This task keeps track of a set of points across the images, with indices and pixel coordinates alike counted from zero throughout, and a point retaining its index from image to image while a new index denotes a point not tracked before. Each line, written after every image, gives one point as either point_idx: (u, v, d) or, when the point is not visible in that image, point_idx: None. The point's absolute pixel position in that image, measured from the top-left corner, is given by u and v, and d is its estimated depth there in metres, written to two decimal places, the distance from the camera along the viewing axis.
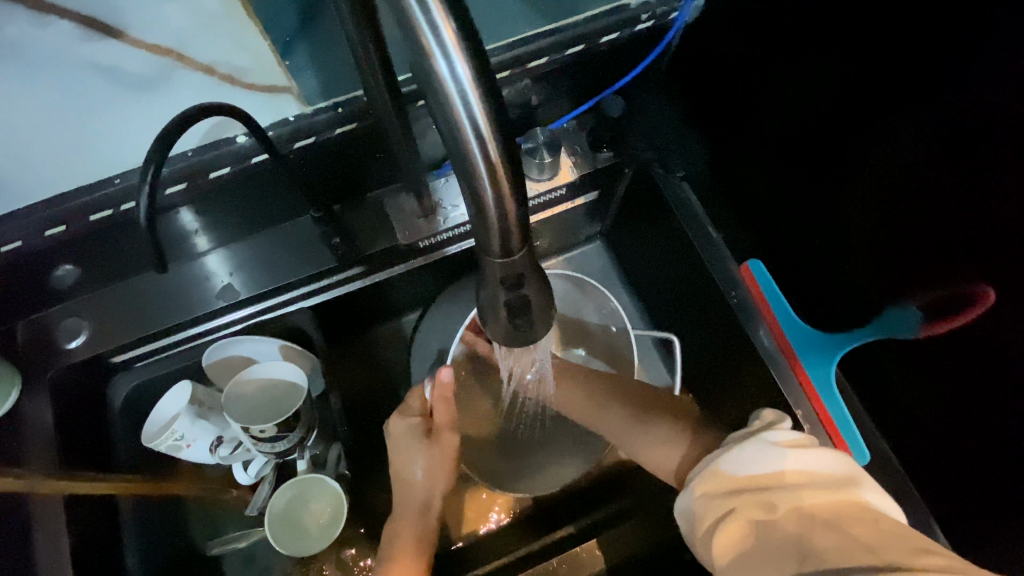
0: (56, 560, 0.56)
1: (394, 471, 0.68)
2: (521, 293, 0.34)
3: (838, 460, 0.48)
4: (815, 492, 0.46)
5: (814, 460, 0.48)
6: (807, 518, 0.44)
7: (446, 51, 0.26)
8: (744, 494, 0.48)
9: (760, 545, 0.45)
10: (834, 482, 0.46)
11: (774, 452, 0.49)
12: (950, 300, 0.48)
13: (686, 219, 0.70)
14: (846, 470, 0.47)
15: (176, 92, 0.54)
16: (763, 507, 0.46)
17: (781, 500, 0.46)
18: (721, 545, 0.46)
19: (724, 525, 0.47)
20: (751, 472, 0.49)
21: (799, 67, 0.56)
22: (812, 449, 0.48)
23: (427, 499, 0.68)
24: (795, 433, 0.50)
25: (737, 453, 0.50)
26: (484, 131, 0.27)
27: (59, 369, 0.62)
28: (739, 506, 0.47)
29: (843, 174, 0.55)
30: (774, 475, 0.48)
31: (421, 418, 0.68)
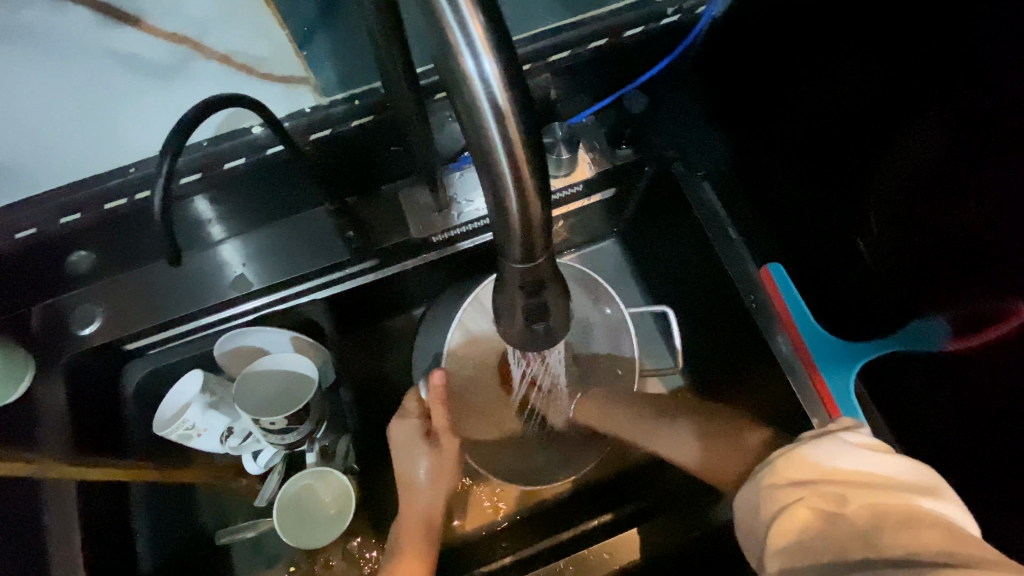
0: (69, 542, 0.56)
1: (397, 475, 0.70)
2: (542, 298, 0.33)
3: (919, 470, 0.42)
4: (890, 493, 0.41)
5: (891, 465, 0.43)
6: (879, 515, 0.39)
7: (474, 48, 0.25)
8: (809, 484, 0.43)
9: (824, 535, 0.40)
10: (913, 488, 0.41)
11: (846, 451, 0.44)
12: (977, 314, 0.47)
13: (707, 219, 0.68)
14: (926, 480, 0.42)
15: (192, 83, 0.53)
16: (829, 501, 0.41)
17: (855, 496, 0.41)
18: (779, 531, 0.42)
19: (788, 512, 0.42)
20: (824, 466, 0.44)
21: (831, 65, 0.54)
22: (887, 454, 0.44)
23: (435, 504, 0.69)
24: (869, 439, 0.46)
25: (806, 445, 0.46)
26: (510, 131, 0.26)
27: (73, 354, 0.62)
28: (803, 494, 0.43)
29: (874, 179, 0.53)
30: (845, 473, 0.43)
31: (421, 420, 0.70)
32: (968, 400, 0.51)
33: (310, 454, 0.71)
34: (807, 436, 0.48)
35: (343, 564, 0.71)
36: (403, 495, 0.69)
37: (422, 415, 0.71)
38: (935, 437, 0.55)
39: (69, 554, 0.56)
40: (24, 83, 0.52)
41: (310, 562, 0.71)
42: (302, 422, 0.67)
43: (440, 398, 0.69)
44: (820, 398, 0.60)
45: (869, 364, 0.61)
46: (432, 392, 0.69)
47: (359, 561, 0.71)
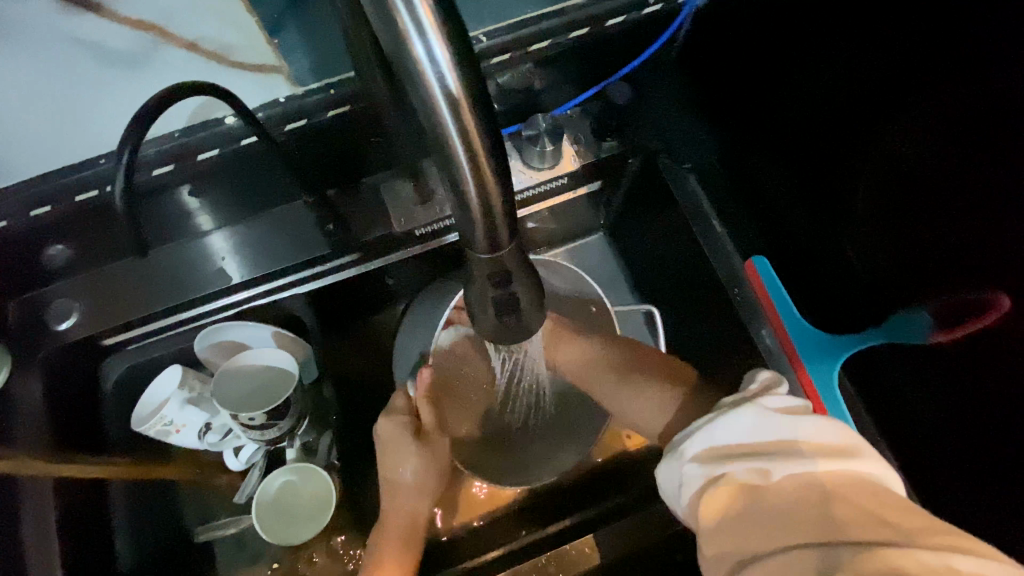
0: (43, 540, 0.56)
1: (383, 473, 0.68)
2: (511, 290, 0.32)
3: (837, 429, 0.42)
4: (812, 462, 0.41)
5: (806, 428, 0.42)
6: (802, 488, 0.40)
7: (424, 32, 0.23)
8: (734, 460, 0.44)
9: (751, 512, 0.41)
10: (836, 451, 0.41)
11: (767, 421, 0.44)
12: (958, 304, 0.46)
13: (691, 213, 0.68)
14: (849, 441, 0.41)
15: (160, 73, 0.52)
16: (754, 477, 0.42)
17: (777, 470, 0.41)
18: (707, 508, 0.43)
19: (716, 489, 0.43)
20: (744, 440, 0.44)
21: (815, 55, 0.53)
22: (803, 416, 0.43)
23: (419, 505, 0.68)
24: (786, 401, 0.46)
25: (727, 420, 0.46)
26: (464, 119, 0.25)
27: (50, 351, 0.61)
28: (729, 473, 0.43)
29: (857, 170, 0.53)
30: (766, 442, 0.43)
31: (410, 418, 0.68)
32: (949, 394, 0.50)
33: (290, 449, 0.70)
34: (729, 405, 0.48)
35: (326, 561, 0.70)
36: (386, 493, 0.68)
37: (411, 412, 0.68)
38: (917, 431, 0.54)
39: (44, 552, 0.55)
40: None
41: (293, 558, 0.70)
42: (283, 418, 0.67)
43: (428, 396, 0.67)
44: (803, 392, 0.60)
45: (853, 358, 0.61)
46: (420, 390, 0.67)
47: (343, 557, 0.71)
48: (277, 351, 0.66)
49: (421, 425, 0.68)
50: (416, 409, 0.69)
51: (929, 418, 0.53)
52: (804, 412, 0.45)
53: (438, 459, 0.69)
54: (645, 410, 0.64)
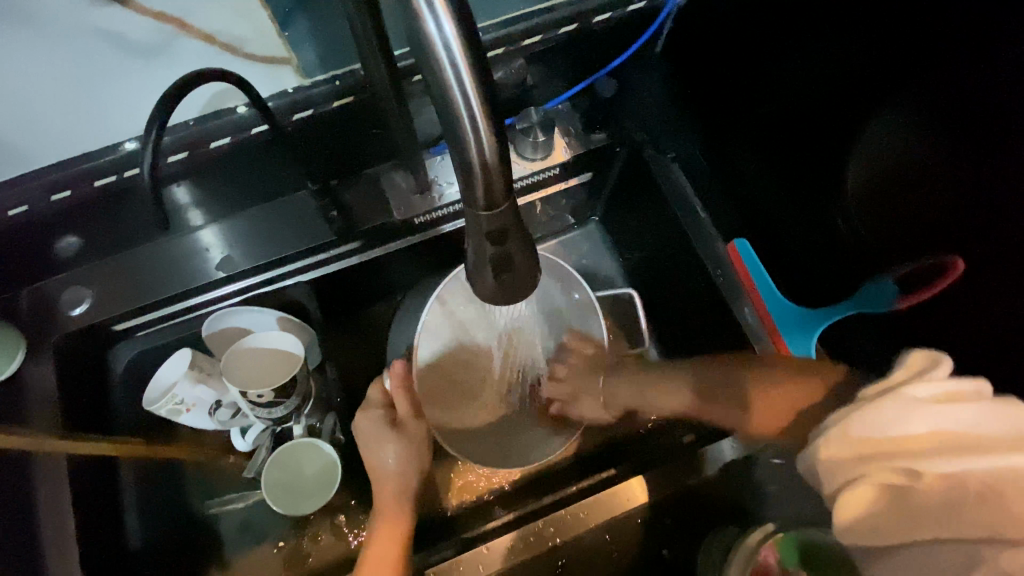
0: (59, 514, 0.58)
1: (367, 467, 0.70)
2: (506, 249, 0.36)
3: (1005, 416, 0.39)
4: (978, 458, 0.38)
5: (969, 415, 0.39)
6: (960, 488, 0.37)
7: (434, 10, 0.27)
8: (876, 457, 0.41)
9: (898, 514, 0.39)
10: (1004, 444, 0.38)
11: (920, 410, 0.41)
12: (925, 270, 0.52)
13: (676, 201, 0.72)
14: (1013, 433, 0.39)
15: (178, 62, 0.54)
16: (901, 477, 0.39)
17: (936, 464, 0.39)
18: (847, 507, 0.42)
19: (855, 487, 0.41)
20: (889, 434, 0.41)
21: (787, 46, 0.58)
22: (966, 402, 0.40)
23: (407, 488, 0.70)
24: (948, 383, 0.42)
25: (870, 409, 0.42)
26: (468, 88, 0.29)
27: (64, 335, 0.64)
28: (874, 469, 0.41)
29: (825, 152, 0.57)
30: (923, 437, 0.40)
31: (385, 410, 0.71)
32: None
33: (296, 426, 0.73)
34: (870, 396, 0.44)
35: (331, 538, 0.73)
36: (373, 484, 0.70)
37: (387, 404, 0.72)
38: None
39: (62, 526, 0.58)
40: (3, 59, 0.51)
41: (298, 536, 0.73)
42: (289, 396, 0.69)
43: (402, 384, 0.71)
44: None
45: (830, 333, 0.64)
46: (393, 377, 0.72)
47: (346, 534, 0.73)
48: (282, 332, 0.69)
49: (397, 415, 0.72)
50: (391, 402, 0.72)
51: None
52: (974, 394, 0.41)
53: (417, 447, 0.72)
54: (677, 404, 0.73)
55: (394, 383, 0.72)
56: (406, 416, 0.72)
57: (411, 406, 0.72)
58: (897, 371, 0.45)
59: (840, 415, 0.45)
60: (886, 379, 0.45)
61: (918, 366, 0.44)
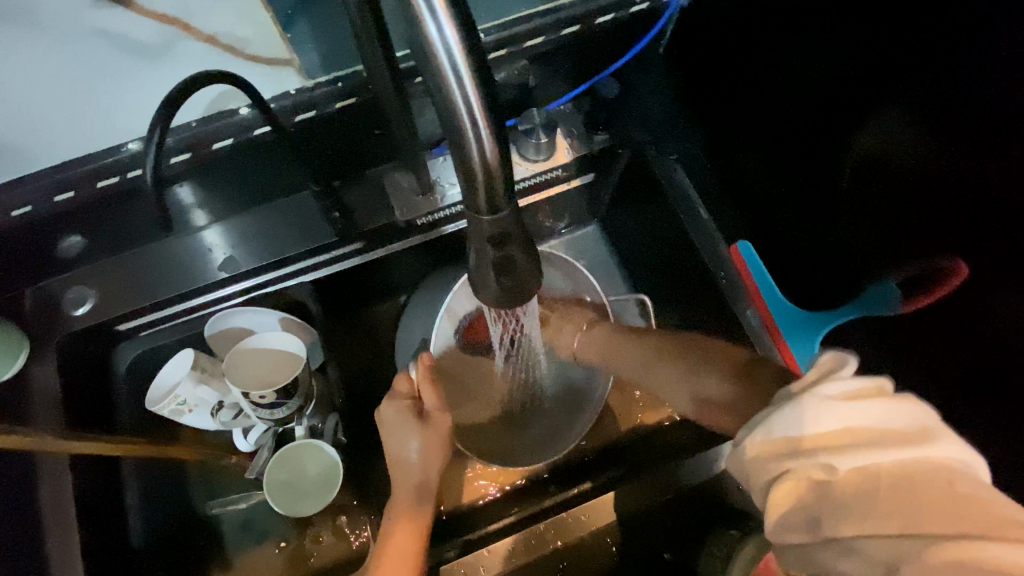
0: (61, 514, 0.58)
1: (390, 455, 0.68)
2: (508, 252, 0.35)
3: (912, 413, 0.36)
4: (884, 449, 0.34)
5: (880, 411, 0.36)
6: (872, 482, 0.34)
7: (436, 13, 0.27)
8: (797, 456, 0.36)
9: (813, 513, 0.35)
10: (908, 439, 0.35)
11: (827, 407, 0.36)
12: (925, 275, 0.50)
13: (679, 202, 0.71)
14: (918, 423, 0.35)
15: (179, 62, 0.55)
16: (817, 473, 0.35)
17: (842, 463, 0.35)
18: (771, 511, 0.37)
19: (777, 488, 0.36)
20: (805, 431, 0.36)
21: (791, 47, 0.57)
22: (875, 398, 0.36)
23: (428, 480, 0.68)
24: (856, 381, 0.37)
25: (785, 408, 0.38)
26: (470, 92, 0.29)
27: (66, 335, 0.64)
28: (797, 468, 0.36)
29: (828, 155, 0.56)
30: (836, 435, 0.36)
31: (412, 401, 0.68)
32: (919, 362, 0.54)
33: (298, 427, 0.72)
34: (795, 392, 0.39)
35: (332, 539, 0.73)
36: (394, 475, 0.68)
37: (414, 395, 0.69)
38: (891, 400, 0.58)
39: (65, 526, 0.58)
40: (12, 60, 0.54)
41: (300, 536, 0.73)
42: (291, 397, 0.69)
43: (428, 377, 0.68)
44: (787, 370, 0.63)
45: (834, 336, 0.64)
46: (421, 369, 0.68)
47: (348, 535, 0.73)
48: (284, 332, 0.69)
49: (423, 407, 0.69)
50: (418, 393, 0.69)
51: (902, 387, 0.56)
52: (880, 392, 0.37)
53: (439, 442, 0.69)
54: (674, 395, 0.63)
55: (421, 375, 0.68)
56: (433, 408, 0.69)
57: (439, 400, 0.69)
58: (806, 372, 0.40)
59: (762, 415, 0.39)
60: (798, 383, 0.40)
61: (826, 366, 0.40)
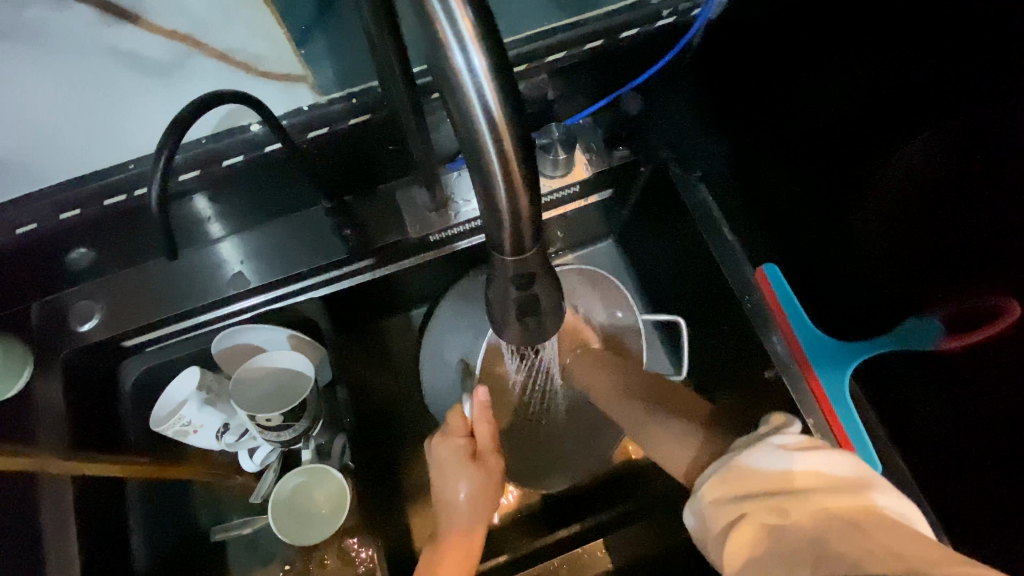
0: (64, 536, 0.57)
1: (438, 496, 0.66)
2: (532, 291, 0.33)
3: (853, 463, 0.42)
4: (833, 496, 0.40)
5: (820, 462, 0.42)
6: (823, 523, 0.39)
7: (463, 42, 0.25)
8: (753, 499, 0.43)
9: (773, 552, 0.40)
10: (849, 485, 0.41)
11: (781, 456, 0.44)
12: (973, 310, 0.47)
13: (702, 221, 0.69)
14: (860, 472, 0.41)
15: (191, 81, 0.54)
16: (773, 515, 0.41)
17: (793, 506, 0.41)
18: (732, 552, 0.42)
19: (736, 531, 0.43)
20: (760, 476, 0.44)
21: (827, 65, 0.54)
22: (820, 450, 0.43)
23: (470, 533, 0.64)
24: (798, 436, 0.45)
25: (738, 458, 0.46)
26: (500, 131, 0.26)
27: (71, 351, 0.63)
28: (748, 511, 0.43)
29: (863, 178, 0.54)
30: (789, 480, 0.42)
31: (466, 440, 0.66)
32: (956, 400, 0.51)
33: (305, 450, 0.70)
34: (741, 446, 0.48)
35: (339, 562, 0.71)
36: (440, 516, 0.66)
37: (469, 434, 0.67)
38: (928, 436, 0.55)
39: (66, 550, 0.57)
40: (7, 81, 0.52)
41: (305, 559, 0.71)
42: (298, 420, 0.67)
43: (484, 416, 0.64)
44: (815, 400, 0.61)
45: (865, 366, 0.61)
46: (477, 410, 0.64)
47: (353, 559, 0.69)
48: (295, 353, 0.67)
49: (478, 447, 0.66)
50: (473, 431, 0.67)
51: (939, 424, 0.53)
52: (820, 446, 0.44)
53: (492, 485, 0.66)
54: (664, 443, 0.60)
55: (477, 411, 0.64)
56: (487, 450, 0.67)
57: (492, 441, 0.67)
58: (761, 427, 0.49)
59: (718, 466, 0.48)
60: (752, 436, 0.49)
61: (779, 424, 0.49)
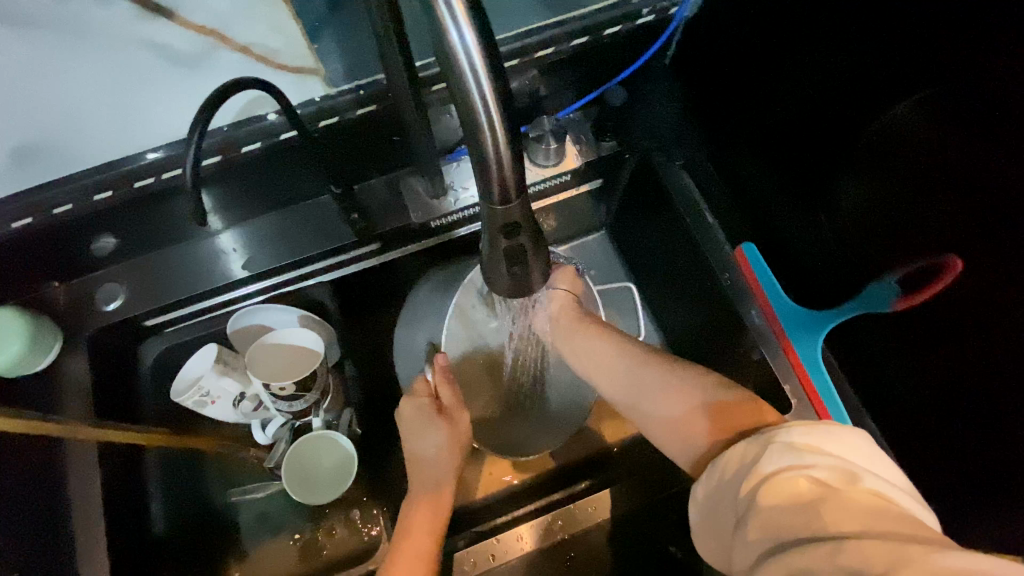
0: (88, 499, 0.61)
1: (408, 451, 0.72)
2: (518, 241, 0.38)
3: (906, 480, 0.44)
4: (895, 492, 0.42)
5: (890, 470, 0.44)
6: (877, 502, 0.40)
7: (456, 19, 0.29)
8: (820, 460, 0.43)
9: (819, 503, 0.40)
10: (908, 493, 0.42)
11: (858, 441, 0.45)
12: (922, 271, 0.51)
13: (685, 206, 0.74)
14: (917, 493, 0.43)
15: (215, 70, 0.60)
16: (833, 479, 0.42)
17: (856, 478, 0.42)
18: (776, 490, 0.43)
19: (790, 476, 0.43)
20: (831, 446, 0.44)
21: (792, 56, 0.60)
22: (890, 460, 0.45)
23: (439, 478, 0.70)
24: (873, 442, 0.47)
25: (823, 428, 0.46)
26: (488, 95, 0.32)
27: (97, 329, 0.67)
28: (811, 467, 0.43)
29: (827, 158, 0.59)
30: (867, 465, 0.43)
31: (431, 399, 0.73)
32: (916, 361, 0.55)
33: (316, 420, 0.75)
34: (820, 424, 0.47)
35: (345, 532, 0.75)
36: (410, 470, 0.72)
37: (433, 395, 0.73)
38: (894, 398, 0.59)
39: (91, 512, 0.60)
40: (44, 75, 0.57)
41: (314, 529, 0.75)
42: (308, 390, 0.72)
43: (446, 378, 0.73)
44: (791, 368, 0.65)
45: (837, 336, 0.66)
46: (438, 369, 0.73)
47: (361, 529, 0.75)
48: (305, 329, 0.72)
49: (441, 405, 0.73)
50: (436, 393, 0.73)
51: (904, 385, 0.58)
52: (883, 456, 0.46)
53: (457, 441, 0.73)
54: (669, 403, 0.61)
55: (438, 373, 0.73)
56: (451, 407, 0.73)
57: (456, 398, 0.74)
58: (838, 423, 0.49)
59: (795, 426, 0.47)
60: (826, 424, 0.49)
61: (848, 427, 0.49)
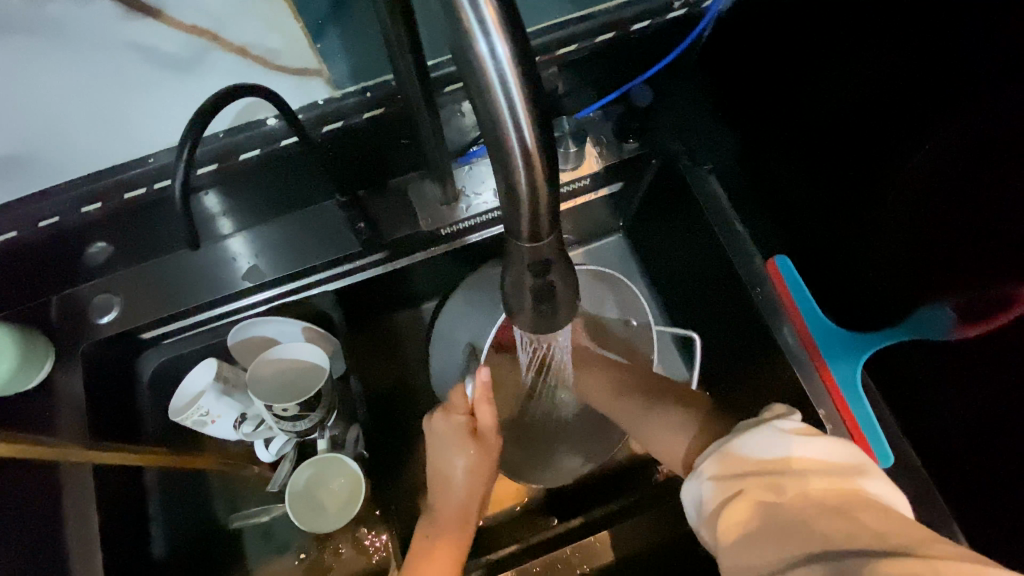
0: (84, 524, 0.58)
1: (437, 472, 0.67)
2: (548, 279, 0.34)
3: (850, 450, 0.44)
4: (830, 478, 0.42)
5: (820, 448, 0.43)
6: (812, 504, 0.40)
7: (487, 29, 0.25)
8: (753, 476, 0.44)
9: (767, 528, 0.41)
10: (846, 469, 0.42)
11: (781, 440, 0.45)
12: (995, 298, 0.47)
13: (714, 213, 0.68)
14: (855, 458, 0.43)
15: (208, 77, 0.54)
16: (768, 492, 0.42)
17: (787, 484, 0.42)
18: (726, 524, 0.43)
19: (734, 503, 0.43)
20: (763, 458, 0.45)
21: (838, 56, 0.54)
22: (819, 437, 0.44)
23: (466, 504, 0.67)
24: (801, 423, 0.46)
25: (744, 439, 0.46)
26: (522, 119, 0.27)
27: (90, 343, 0.63)
28: (745, 487, 0.44)
29: (874, 171, 0.54)
30: (798, 461, 0.43)
31: (466, 418, 0.66)
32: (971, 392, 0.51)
33: (321, 440, 0.72)
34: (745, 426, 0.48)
35: (352, 552, 0.72)
36: (439, 492, 0.67)
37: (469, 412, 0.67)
38: (940, 429, 0.55)
39: (88, 538, 0.58)
40: None
41: (319, 549, 0.72)
42: (313, 410, 0.68)
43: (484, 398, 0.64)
44: (828, 393, 0.60)
45: (877, 359, 0.61)
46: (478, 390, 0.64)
47: (367, 549, 0.72)
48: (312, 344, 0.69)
49: (478, 426, 0.67)
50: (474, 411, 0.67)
51: (952, 417, 0.54)
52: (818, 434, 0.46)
53: (489, 463, 0.68)
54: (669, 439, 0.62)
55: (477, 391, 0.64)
56: (488, 428, 0.67)
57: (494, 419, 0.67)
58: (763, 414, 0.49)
59: (724, 444, 0.48)
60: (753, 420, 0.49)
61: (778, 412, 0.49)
